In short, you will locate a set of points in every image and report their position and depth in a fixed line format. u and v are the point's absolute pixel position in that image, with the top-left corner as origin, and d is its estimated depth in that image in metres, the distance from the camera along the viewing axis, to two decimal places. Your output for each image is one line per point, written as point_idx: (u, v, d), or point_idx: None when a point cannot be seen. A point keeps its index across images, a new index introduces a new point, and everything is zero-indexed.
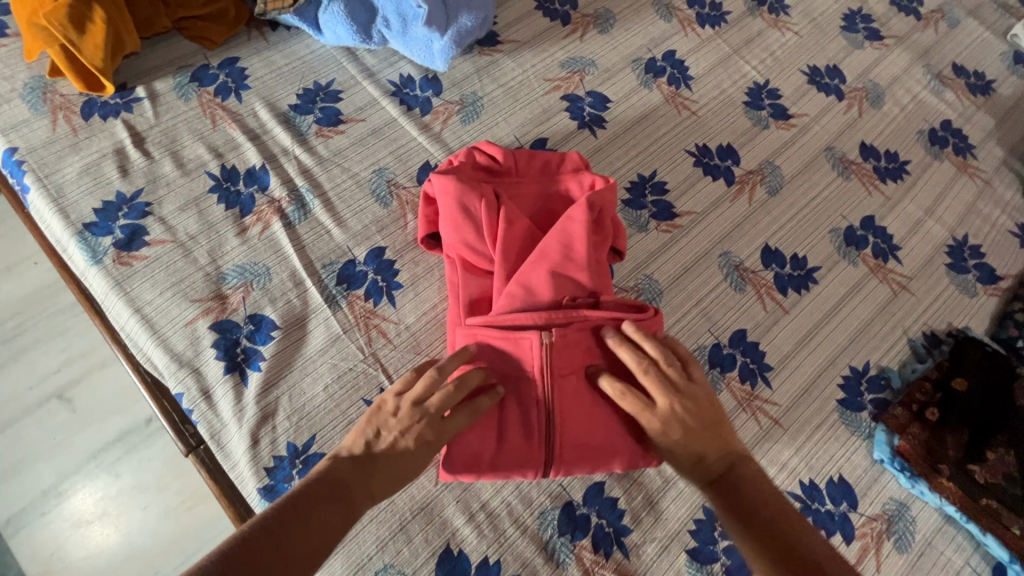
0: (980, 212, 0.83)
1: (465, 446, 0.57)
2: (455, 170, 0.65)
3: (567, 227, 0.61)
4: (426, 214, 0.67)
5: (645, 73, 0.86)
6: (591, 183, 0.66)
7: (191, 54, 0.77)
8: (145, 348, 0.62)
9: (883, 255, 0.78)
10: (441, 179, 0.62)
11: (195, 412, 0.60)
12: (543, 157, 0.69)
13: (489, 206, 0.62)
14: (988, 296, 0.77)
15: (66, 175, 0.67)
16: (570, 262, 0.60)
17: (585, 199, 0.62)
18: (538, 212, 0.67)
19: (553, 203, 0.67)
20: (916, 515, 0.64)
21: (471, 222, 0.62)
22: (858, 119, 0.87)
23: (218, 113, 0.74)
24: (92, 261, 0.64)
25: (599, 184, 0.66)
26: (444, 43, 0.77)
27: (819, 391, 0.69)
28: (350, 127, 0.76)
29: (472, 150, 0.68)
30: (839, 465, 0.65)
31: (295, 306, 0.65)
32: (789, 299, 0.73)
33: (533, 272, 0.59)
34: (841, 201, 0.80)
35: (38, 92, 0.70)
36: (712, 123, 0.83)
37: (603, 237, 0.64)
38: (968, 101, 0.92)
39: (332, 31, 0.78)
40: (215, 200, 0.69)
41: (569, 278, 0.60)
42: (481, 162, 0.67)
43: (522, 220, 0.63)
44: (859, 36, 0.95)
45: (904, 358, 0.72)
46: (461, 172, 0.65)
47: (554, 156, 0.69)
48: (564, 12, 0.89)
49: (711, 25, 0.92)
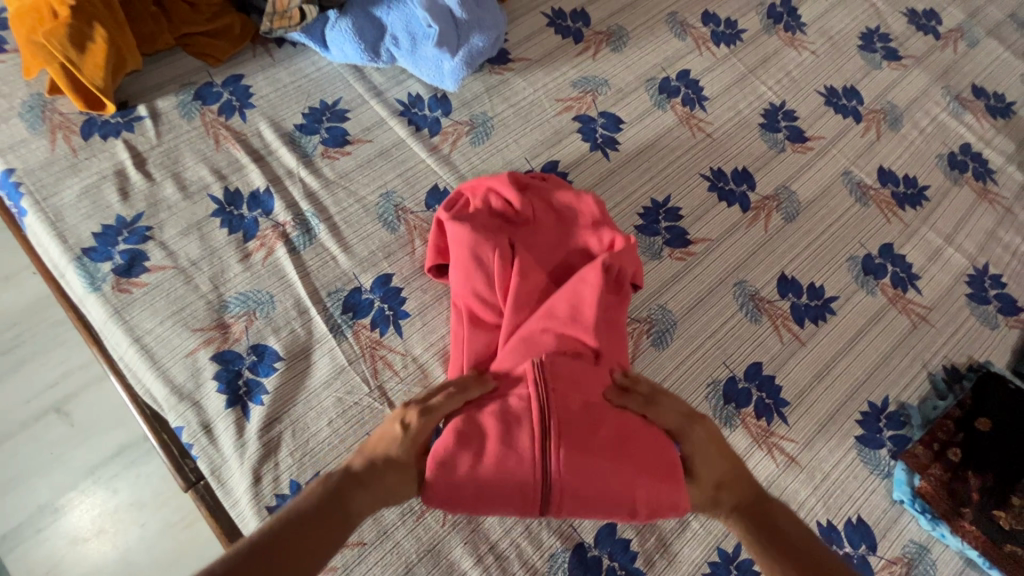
0: (1000, 239, 0.81)
1: (449, 481, 0.49)
2: (470, 217, 0.63)
3: (579, 288, 0.59)
4: (438, 250, 0.65)
5: (659, 93, 0.84)
6: (611, 241, 0.64)
7: (195, 71, 0.75)
8: (144, 379, 0.60)
9: (902, 285, 0.76)
10: (455, 227, 0.61)
11: (195, 447, 0.58)
12: (563, 205, 0.66)
13: (501, 257, 0.60)
14: (1009, 328, 0.75)
15: (64, 198, 0.65)
16: (576, 323, 0.58)
17: (600, 261, 0.61)
18: (554, 264, 0.64)
19: (571, 255, 0.64)
20: (937, 558, 0.62)
21: (482, 272, 0.60)
22: (876, 142, 0.85)
23: (222, 133, 0.72)
24: (90, 288, 0.62)
25: (618, 242, 0.63)
26: (455, 64, 0.75)
27: (837, 427, 0.67)
28: (356, 148, 0.74)
29: (490, 194, 0.65)
30: (858, 505, 0.64)
31: (298, 335, 0.63)
32: (805, 330, 0.71)
33: (538, 331, 0.57)
34: (858, 228, 0.78)
35: (37, 111, 0.68)
36: (726, 145, 0.81)
37: (616, 299, 0.62)
38: (988, 124, 0.90)
39: (339, 48, 0.76)
40: (218, 225, 0.67)
41: (573, 339, 0.57)
42: (498, 209, 0.65)
43: (535, 273, 0.61)
44: (877, 55, 0.93)
45: (924, 393, 0.70)
46: (477, 218, 0.63)
47: (573, 204, 0.66)
48: (576, 30, 0.87)
49: (726, 43, 0.90)
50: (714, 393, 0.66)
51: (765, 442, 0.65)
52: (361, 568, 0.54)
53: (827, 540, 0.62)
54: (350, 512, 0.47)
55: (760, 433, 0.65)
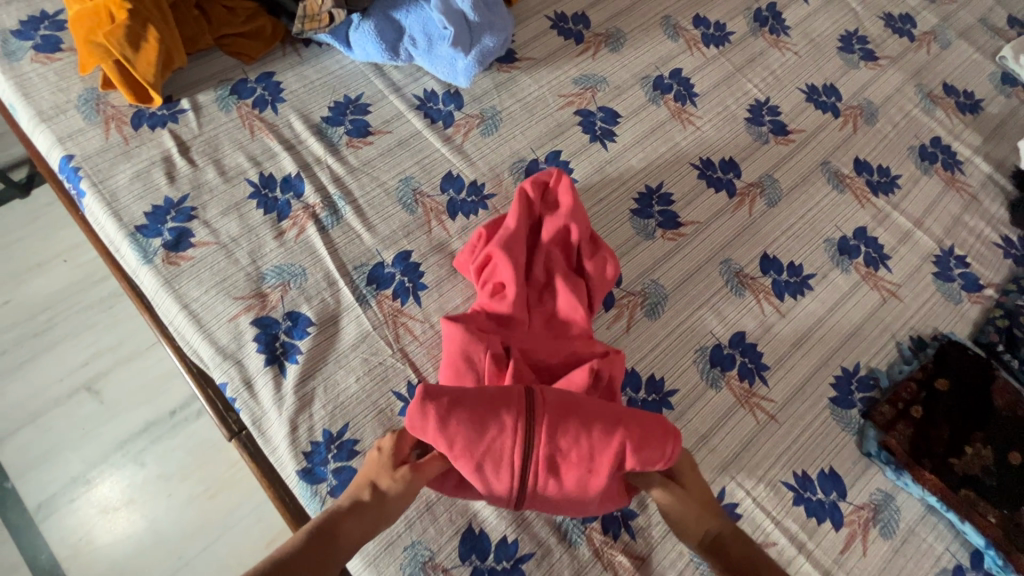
0: (966, 224, 0.88)
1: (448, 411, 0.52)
2: (466, 318, 0.64)
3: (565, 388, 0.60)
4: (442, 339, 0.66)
5: (653, 90, 0.91)
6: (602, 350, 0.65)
7: (231, 69, 0.82)
8: (192, 341, 0.67)
9: (874, 264, 0.83)
10: (450, 326, 0.62)
11: (238, 400, 0.65)
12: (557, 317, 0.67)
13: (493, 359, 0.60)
14: (971, 303, 0.82)
15: (118, 181, 0.72)
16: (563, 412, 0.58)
17: (590, 364, 0.61)
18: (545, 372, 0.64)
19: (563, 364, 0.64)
20: (901, 505, 0.69)
21: (472, 370, 0.61)
22: (853, 135, 0.93)
23: (256, 124, 0.80)
24: (143, 261, 0.69)
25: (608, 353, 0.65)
26: (468, 62, 0.83)
27: (812, 389, 0.74)
28: (378, 138, 0.81)
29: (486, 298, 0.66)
30: (830, 458, 0.71)
31: (329, 304, 0.70)
32: (785, 304, 0.79)
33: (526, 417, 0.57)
34: (835, 213, 0.86)
35: (92, 103, 0.76)
36: (714, 138, 0.89)
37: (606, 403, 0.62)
38: (957, 119, 0.98)
39: (362, 48, 0.84)
40: (254, 206, 0.74)
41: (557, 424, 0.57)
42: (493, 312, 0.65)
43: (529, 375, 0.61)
44: (855, 56, 1.01)
45: (892, 360, 0.77)
46: (472, 319, 0.64)
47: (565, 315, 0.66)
48: (577, 32, 0.94)
49: (715, 45, 0.98)
50: (701, 358, 0.74)
51: (747, 402, 0.72)
52: None
53: (802, 487, 0.69)
54: (340, 540, 0.52)
55: (742, 394, 0.73)
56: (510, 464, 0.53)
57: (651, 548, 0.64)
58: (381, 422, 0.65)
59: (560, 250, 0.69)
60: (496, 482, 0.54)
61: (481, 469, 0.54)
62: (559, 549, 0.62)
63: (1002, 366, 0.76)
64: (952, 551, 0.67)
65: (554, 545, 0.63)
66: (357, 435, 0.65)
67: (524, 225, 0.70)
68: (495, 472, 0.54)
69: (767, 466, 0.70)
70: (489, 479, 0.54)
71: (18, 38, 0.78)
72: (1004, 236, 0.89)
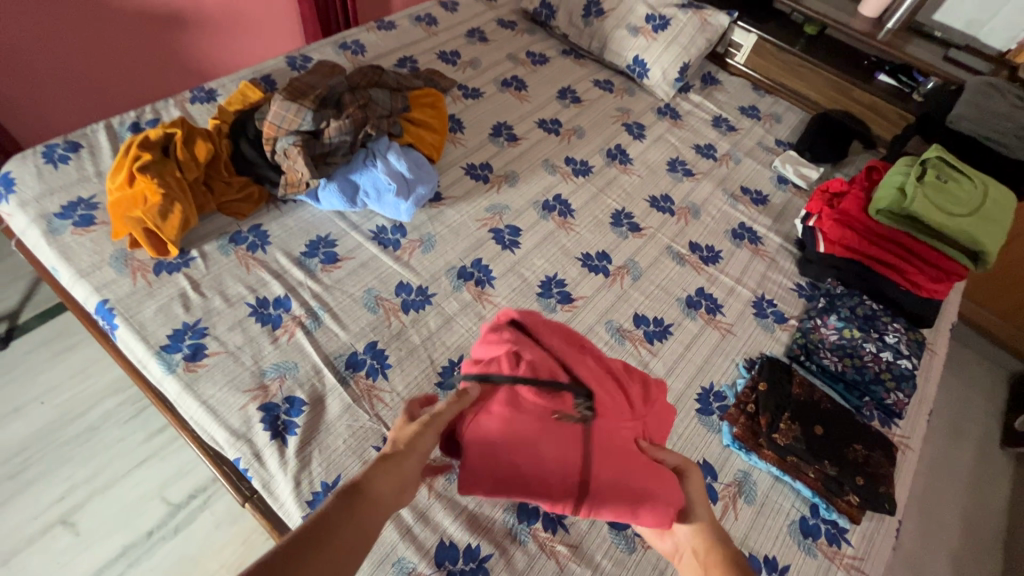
0: (770, 278, 1.26)
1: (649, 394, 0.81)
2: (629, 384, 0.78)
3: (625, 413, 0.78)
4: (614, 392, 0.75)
5: (542, 210, 1.28)
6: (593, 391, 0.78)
7: (228, 224, 1.10)
8: (210, 428, 0.86)
9: (712, 312, 1.17)
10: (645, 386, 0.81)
11: (250, 470, 0.84)
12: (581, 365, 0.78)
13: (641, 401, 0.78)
14: (782, 331, 1.17)
15: (145, 314, 0.95)
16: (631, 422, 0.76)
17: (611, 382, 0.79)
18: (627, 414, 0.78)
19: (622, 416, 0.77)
20: (756, 478, 0.95)
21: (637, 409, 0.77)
22: (686, 227, 1.33)
23: (251, 262, 1.06)
24: (167, 371, 0.90)
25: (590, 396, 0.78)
26: (408, 205, 1.15)
27: (683, 404, 1.02)
28: (345, 263, 1.10)
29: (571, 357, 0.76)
30: (703, 452, 0.97)
31: (317, 387, 0.93)
32: (654, 346, 1.09)
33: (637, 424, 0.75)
34: (680, 280, 1.21)
35: (122, 260, 1.00)
36: (589, 238, 1.25)
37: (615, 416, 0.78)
38: (753, 209, 1.41)
39: (329, 201, 1.14)
40: (254, 321, 0.98)
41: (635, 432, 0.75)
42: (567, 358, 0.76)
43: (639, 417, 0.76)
44: (679, 174, 1.45)
45: (733, 376, 1.08)
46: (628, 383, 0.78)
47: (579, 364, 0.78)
48: (484, 175, 1.32)
49: (582, 174, 1.39)
50: None
51: None
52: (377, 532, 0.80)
53: None
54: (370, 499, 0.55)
55: None
56: (525, 377, 0.69)
57: (580, 537, 0.85)
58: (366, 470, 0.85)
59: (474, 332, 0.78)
60: (561, 403, 0.69)
61: (568, 391, 0.70)
62: (511, 546, 0.82)
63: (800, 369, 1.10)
64: (796, 505, 0.93)
65: (508, 544, 0.82)
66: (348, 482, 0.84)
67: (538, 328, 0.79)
68: (542, 385, 0.69)
69: None
70: (564, 399, 0.69)
71: (59, 218, 1.02)
72: (797, 283, 1.27)
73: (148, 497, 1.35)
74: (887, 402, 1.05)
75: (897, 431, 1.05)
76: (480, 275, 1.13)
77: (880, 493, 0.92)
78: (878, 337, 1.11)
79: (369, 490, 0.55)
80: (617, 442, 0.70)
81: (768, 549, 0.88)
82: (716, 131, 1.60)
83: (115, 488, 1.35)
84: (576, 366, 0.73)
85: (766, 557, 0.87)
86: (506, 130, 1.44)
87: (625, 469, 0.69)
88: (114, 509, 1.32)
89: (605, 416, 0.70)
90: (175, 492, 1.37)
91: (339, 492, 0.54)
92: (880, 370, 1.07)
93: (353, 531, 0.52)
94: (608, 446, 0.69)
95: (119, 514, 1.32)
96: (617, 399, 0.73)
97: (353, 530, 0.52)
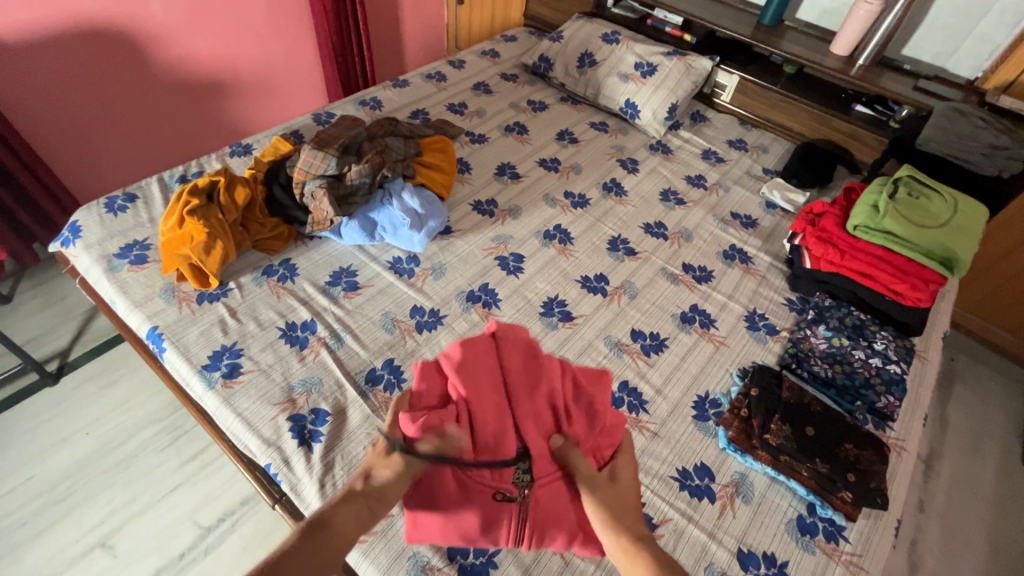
0: (761, 294, 1.34)
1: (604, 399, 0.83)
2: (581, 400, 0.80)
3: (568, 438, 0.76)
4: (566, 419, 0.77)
5: (544, 239, 1.39)
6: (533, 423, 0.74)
7: (262, 259, 1.24)
8: (245, 437, 0.96)
9: (706, 326, 1.25)
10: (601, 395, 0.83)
11: (280, 474, 0.92)
12: (524, 398, 0.76)
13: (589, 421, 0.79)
14: (774, 342, 1.23)
15: (189, 338, 1.07)
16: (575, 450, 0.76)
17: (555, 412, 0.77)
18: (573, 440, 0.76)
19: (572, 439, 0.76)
20: (753, 479, 1.00)
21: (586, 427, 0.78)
22: (679, 249, 1.42)
23: (281, 291, 1.18)
24: (207, 387, 1.00)
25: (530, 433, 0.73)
26: (421, 236, 1.28)
27: (681, 412, 1.08)
28: (364, 290, 1.22)
29: (514, 382, 0.77)
30: (700, 455, 1.02)
31: (339, 399, 1.02)
32: (650, 358, 1.17)
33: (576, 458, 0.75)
34: (674, 298, 1.30)
35: (170, 291, 1.13)
36: (588, 263, 1.35)
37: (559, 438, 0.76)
38: (744, 233, 1.50)
39: (350, 236, 1.28)
40: (283, 342, 1.09)
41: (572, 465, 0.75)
42: (510, 389, 0.76)
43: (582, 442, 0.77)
44: (671, 203, 1.56)
45: (728, 384, 1.14)
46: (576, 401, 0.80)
47: (520, 396, 0.76)
48: (490, 210, 1.45)
49: (580, 206, 1.51)
50: None
51: (636, 425, 1.05)
52: (395, 528, 0.87)
53: (684, 477, 0.99)
54: (332, 535, 0.61)
55: (632, 420, 1.05)
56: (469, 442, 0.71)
57: None
58: None
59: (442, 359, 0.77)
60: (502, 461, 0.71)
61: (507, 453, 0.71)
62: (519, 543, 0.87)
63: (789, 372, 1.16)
64: (793, 505, 0.97)
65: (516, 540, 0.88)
66: None
67: (484, 348, 0.80)
68: (483, 441, 0.71)
69: (658, 466, 0.99)
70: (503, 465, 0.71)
71: (118, 258, 1.17)
72: (787, 298, 1.34)
73: (180, 521, 1.42)
74: (878, 405, 1.09)
75: (891, 434, 1.08)
76: (486, 298, 1.23)
77: (872, 488, 0.96)
78: (866, 344, 1.17)
79: (333, 527, 0.62)
80: (556, 486, 0.74)
81: (767, 546, 0.91)
82: (706, 163, 1.72)
83: (150, 513, 1.43)
84: (518, 415, 0.74)
85: (764, 554, 0.90)
86: (509, 169, 1.58)
87: (556, 510, 0.74)
88: (148, 534, 1.39)
89: (542, 477, 0.72)
90: (205, 515, 1.44)
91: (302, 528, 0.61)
92: (870, 376, 1.13)
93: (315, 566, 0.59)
94: (545, 496, 0.73)
95: (152, 537, 1.39)
96: (556, 450, 0.74)
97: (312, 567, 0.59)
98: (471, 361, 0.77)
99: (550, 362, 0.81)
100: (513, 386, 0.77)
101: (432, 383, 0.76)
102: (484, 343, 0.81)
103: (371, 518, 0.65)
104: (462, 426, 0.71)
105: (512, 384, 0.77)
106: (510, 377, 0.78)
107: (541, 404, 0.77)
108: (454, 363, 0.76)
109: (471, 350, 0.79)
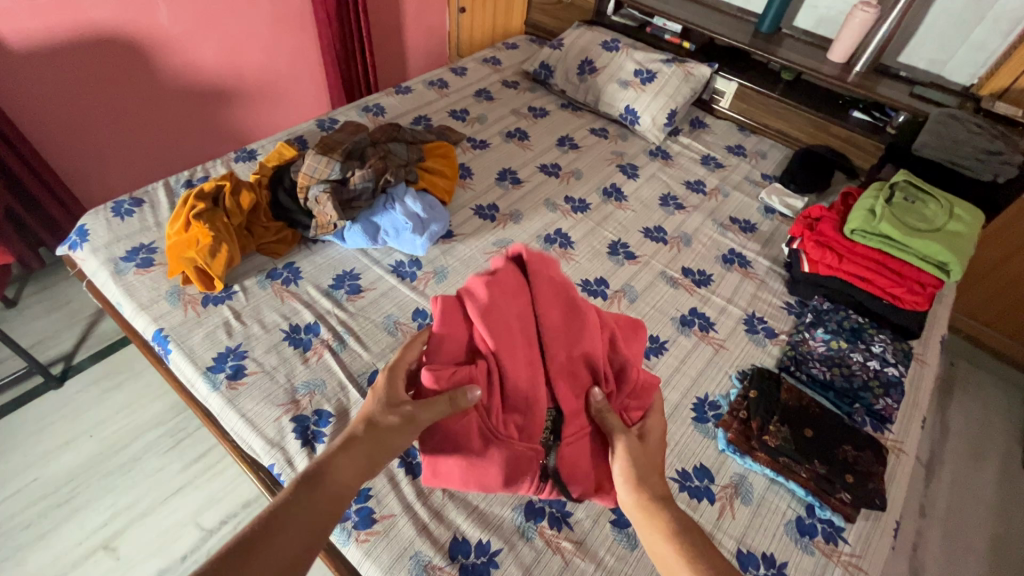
0: (760, 297, 1.35)
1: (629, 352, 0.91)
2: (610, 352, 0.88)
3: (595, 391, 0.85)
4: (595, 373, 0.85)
5: (545, 243, 1.41)
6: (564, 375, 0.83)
7: (266, 263, 1.25)
8: (249, 438, 0.97)
9: (706, 329, 1.26)
10: (627, 347, 0.90)
11: (283, 474, 0.93)
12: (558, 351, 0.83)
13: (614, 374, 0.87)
14: (774, 345, 1.24)
15: (194, 340, 1.08)
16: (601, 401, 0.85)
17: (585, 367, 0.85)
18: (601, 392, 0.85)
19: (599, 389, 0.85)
20: (752, 480, 1.01)
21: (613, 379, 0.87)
22: (678, 254, 1.44)
23: (285, 293, 1.20)
24: (212, 389, 1.02)
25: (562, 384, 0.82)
26: (423, 240, 1.29)
27: (680, 414, 1.09)
28: (367, 293, 1.23)
29: (549, 332, 0.84)
30: (699, 457, 1.03)
31: (342, 401, 1.03)
32: (650, 360, 1.18)
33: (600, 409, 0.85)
34: (674, 302, 1.31)
35: (176, 294, 1.15)
36: (588, 267, 1.36)
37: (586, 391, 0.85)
38: (743, 237, 1.51)
39: (353, 240, 1.29)
40: (287, 344, 1.10)
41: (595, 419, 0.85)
42: (545, 340, 0.83)
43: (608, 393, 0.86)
44: (671, 208, 1.58)
45: (727, 386, 1.15)
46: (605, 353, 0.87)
47: (556, 349, 0.83)
48: (492, 214, 1.47)
49: (580, 210, 1.52)
50: None
51: None
52: (397, 528, 0.87)
53: (684, 478, 0.99)
54: (330, 480, 0.66)
55: None
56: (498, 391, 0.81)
57: (585, 530, 0.91)
58: (385, 473, 0.94)
59: (472, 304, 0.82)
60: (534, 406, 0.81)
61: (540, 401, 0.82)
62: (520, 542, 0.88)
63: (787, 374, 1.17)
64: (793, 506, 0.98)
65: (517, 540, 0.89)
66: (371, 484, 0.93)
67: (519, 294, 0.85)
68: (516, 388, 0.81)
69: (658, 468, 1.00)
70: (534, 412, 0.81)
71: (125, 261, 1.19)
72: (786, 301, 1.35)
73: (183, 524, 1.43)
74: (876, 407, 1.10)
75: (889, 436, 1.09)
76: None
77: (871, 490, 0.97)
78: (864, 347, 1.18)
79: (331, 472, 0.67)
80: (581, 436, 0.84)
81: (766, 547, 0.92)
82: (705, 168, 1.74)
83: (153, 516, 1.43)
84: (551, 367, 0.82)
85: (764, 554, 0.91)
86: (510, 174, 1.60)
87: (580, 459, 0.84)
88: (151, 536, 1.40)
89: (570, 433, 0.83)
90: (208, 518, 1.45)
91: (301, 475, 0.65)
92: (868, 378, 1.14)
93: (316, 506, 0.63)
94: (570, 447, 0.83)
95: (155, 540, 1.39)
96: (582, 405, 0.84)
97: (315, 508, 0.63)
98: (505, 308, 0.82)
99: (588, 315, 0.86)
100: (548, 337, 0.83)
101: (459, 330, 0.82)
102: (517, 290, 0.85)
103: (367, 468, 0.69)
104: (493, 378, 0.80)
105: (547, 334, 0.83)
106: (545, 328, 0.84)
107: (577, 359, 0.84)
108: (487, 310, 0.81)
109: (505, 297, 0.83)
